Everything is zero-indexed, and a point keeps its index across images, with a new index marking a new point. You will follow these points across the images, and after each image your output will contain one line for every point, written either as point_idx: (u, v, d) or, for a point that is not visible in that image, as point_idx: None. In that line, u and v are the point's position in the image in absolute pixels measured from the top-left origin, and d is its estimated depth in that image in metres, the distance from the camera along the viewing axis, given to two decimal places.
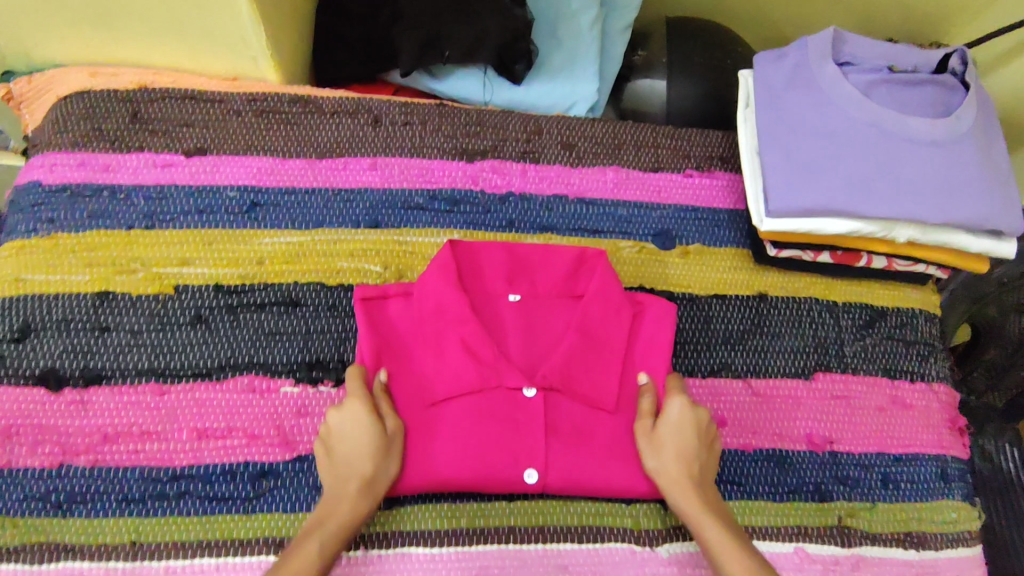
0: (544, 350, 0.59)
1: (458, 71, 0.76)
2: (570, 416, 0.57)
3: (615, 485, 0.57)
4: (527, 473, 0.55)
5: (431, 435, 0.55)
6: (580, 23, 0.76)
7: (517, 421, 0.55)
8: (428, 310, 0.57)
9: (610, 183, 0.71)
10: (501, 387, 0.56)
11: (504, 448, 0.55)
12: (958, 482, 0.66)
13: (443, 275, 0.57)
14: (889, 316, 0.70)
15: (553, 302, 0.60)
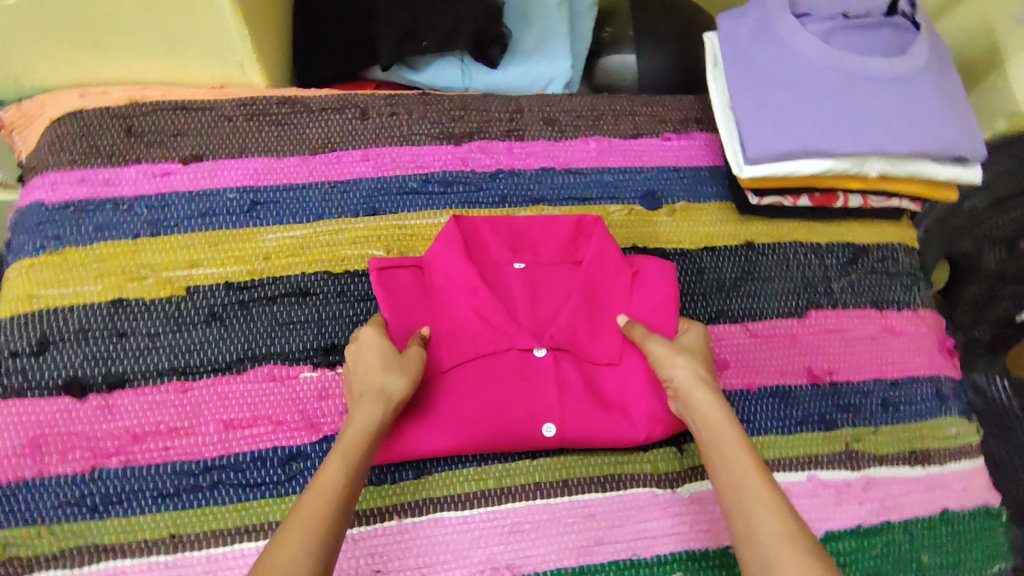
0: (550, 312, 0.62)
1: (436, 61, 0.79)
2: (579, 373, 0.59)
3: (629, 435, 0.59)
4: (544, 427, 0.57)
5: (451, 398, 0.57)
6: (546, 6, 0.79)
7: (531, 380, 0.58)
8: (439, 281, 0.61)
9: (594, 152, 0.74)
10: (513, 349, 0.59)
11: (521, 403, 0.58)
12: (955, 400, 0.69)
13: (451, 247, 0.60)
14: (871, 251, 0.74)
15: (557, 268, 0.64)
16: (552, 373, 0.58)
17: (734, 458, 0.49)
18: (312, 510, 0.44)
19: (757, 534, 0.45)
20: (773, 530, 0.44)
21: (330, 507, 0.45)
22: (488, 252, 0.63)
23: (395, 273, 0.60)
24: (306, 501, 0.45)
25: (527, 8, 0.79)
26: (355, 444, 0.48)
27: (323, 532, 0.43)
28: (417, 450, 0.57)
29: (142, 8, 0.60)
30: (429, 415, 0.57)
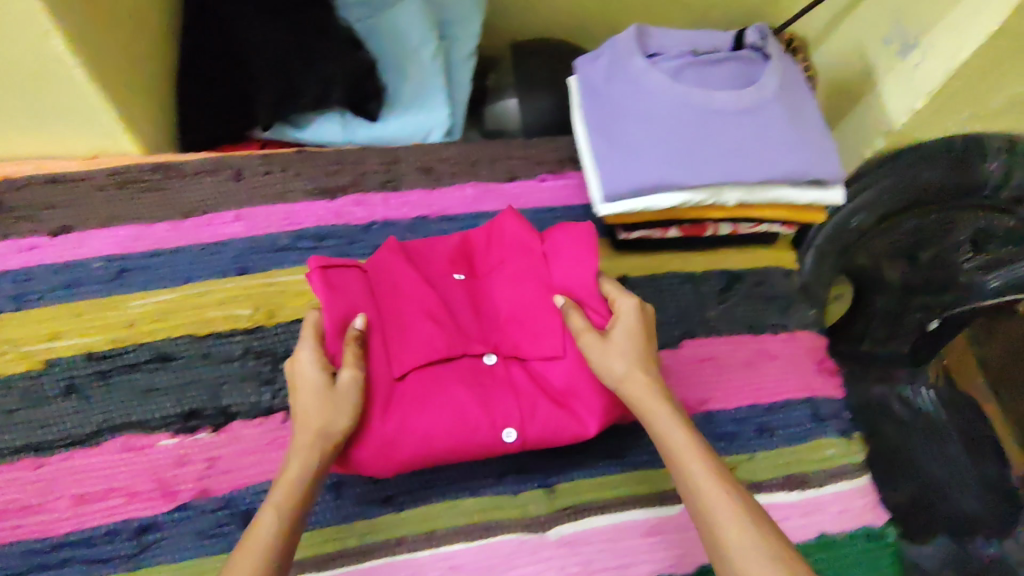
0: (495, 318, 0.61)
1: (318, 118, 0.80)
2: (532, 375, 0.58)
3: (587, 432, 0.56)
4: (506, 432, 0.55)
5: (408, 406, 0.53)
6: (422, 58, 0.79)
7: (485, 384, 0.56)
8: (385, 286, 0.58)
9: (469, 198, 0.75)
10: (466, 355, 0.57)
11: (482, 405, 0.54)
12: (832, 420, 0.69)
13: (394, 258, 0.59)
14: (745, 279, 0.75)
15: (496, 273, 0.63)
16: (505, 377, 0.57)
17: (691, 466, 0.47)
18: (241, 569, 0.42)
19: (727, 556, 0.43)
20: (744, 547, 0.43)
21: (261, 561, 0.43)
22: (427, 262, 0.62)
23: (337, 273, 0.57)
24: (234, 564, 0.42)
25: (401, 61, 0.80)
26: (288, 496, 0.45)
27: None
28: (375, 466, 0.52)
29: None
30: (384, 422, 0.52)
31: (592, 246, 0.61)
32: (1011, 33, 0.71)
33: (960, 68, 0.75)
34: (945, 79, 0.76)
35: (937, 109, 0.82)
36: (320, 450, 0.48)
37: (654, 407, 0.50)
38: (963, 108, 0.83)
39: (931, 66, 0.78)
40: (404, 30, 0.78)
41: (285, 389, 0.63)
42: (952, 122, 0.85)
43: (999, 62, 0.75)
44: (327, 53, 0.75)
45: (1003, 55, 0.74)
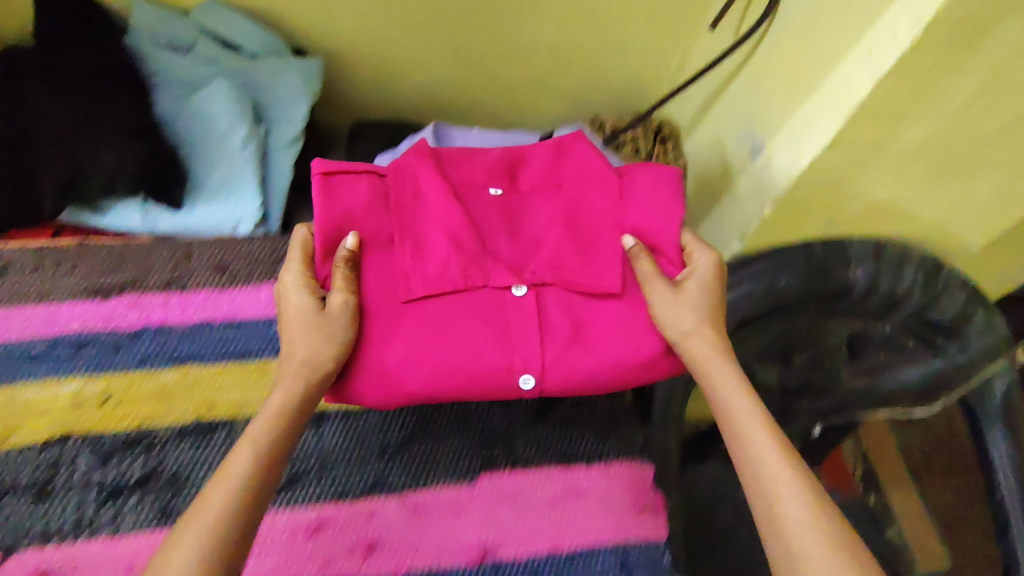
0: (531, 240, 0.59)
1: (116, 203, 0.73)
2: (564, 313, 0.56)
3: (616, 380, 0.55)
4: (523, 379, 0.53)
5: (421, 334, 0.53)
6: (231, 145, 0.73)
7: (507, 321, 0.55)
8: (405, 198, 0.57)
9: (263, 300, 0.68)
10: (489, 287, 0.56)
11: (496, 346, 0.53)
12: (643, 570, 0.61)
13: (423, 169, 0.58)
14: (562, 401, 0.70)
15: (538, 195, 0.60)
16: (530, 313, 0.55)
17: (749, 428, 0.52)
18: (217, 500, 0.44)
19: (783, 523, 0.47)
20: (797, 517, 0.47)
21: (228, 499, 0.44)
22: (463, 174, 0.59)
23: (350, 194, 0.55)
24: (210, 491, 0.45)
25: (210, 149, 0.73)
26: (271, 425, 0.49)
27: (226, 523, 0.44)
28: (382, 398, 0.53)
29: None
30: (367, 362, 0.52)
31: (673, 192, 0.58)
32: (848, 144, 0.65)
33: (801, 177, 0.69)
34: (787, 186, 0.71)
35: (790, 214, 0.76)
36: (309, 378, 0.51)
37: (716, 366, 0.55)
38: (819, 212, 0.77)
39: (775, 170, 0.73)
40: (212, 113, 0.72)
41: None
42: (811, 224, 0.79)
43: (843, 170, 0.69)
44: (113, 143, 0.68)
45: (844, 168, 0.68)
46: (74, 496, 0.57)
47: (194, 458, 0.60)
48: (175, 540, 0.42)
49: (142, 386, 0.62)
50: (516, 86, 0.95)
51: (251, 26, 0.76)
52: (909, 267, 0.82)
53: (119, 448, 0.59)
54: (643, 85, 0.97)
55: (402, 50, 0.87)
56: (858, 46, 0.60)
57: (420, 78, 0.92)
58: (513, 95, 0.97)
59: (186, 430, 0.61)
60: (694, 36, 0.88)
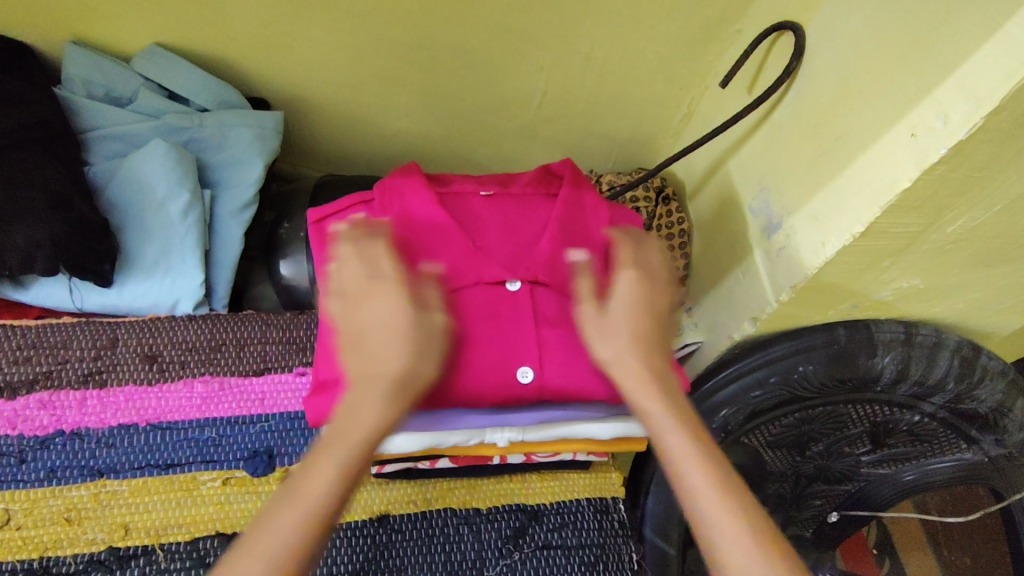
0: (530, 237, 0.55)
1: (37, 279, 0.64)
2: (562, 312, 0.53)
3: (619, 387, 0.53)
4: (520, 371, 0.51)
5: None
6: (169, 213, 0.64)
7: (503, 315, 0.52)
8: (393, 213, 0.55)
9: (197, 399, 0.59)
10: (481, 284, 0.53)
11: (489, 344, 0.51)
12: None
13: (411, 180, 0.56)
14: (544, 521, 0.59)
15: (529, 197, 0.58)
16: (525, 308, 0.52)
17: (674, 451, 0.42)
18: (280, 539, 0.37)
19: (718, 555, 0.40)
20: (736, 549, 0.39)
21: (293, 536, 0.37)
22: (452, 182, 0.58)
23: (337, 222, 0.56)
24: (283, 515, 0.38)
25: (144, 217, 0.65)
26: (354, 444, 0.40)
27: (295, 566, 0.37)
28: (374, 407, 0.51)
29: None
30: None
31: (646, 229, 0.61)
32: (879, 235, 0.57)
33: (822, 267, 0.60)
34: (808, 276, 0.62)
35: (808, 301, 0.67)
36: (393, 396, 0.41)
37: (650, 390, 0.44)
38: (841, 298, 0.68)
39: (794, 256, 0.63)
40: (148, 177, 0.64)
41: None
42: (833, 311, 0.70)
43: (871, 260, 0.61)
44: (30, 218, 0.57)
45: (876, 255, 0.60)
46: None
47: None
48: (242, 568, 0.36)
49: (46, 507, 0.54)
50: (504, 137, 0.86)
51: (203, 78, 0.70)
52: (943, 355, 0.73)
53: None
54: (646, 139, 0.88)
55: (379, 100, 0.79)
56: (897, 125, 0.52)
57: (398, 129, 0.83)
58: (500, 147, 0.88)
59: (97, 560, 0.53)
60: (703, 89, 0.80)
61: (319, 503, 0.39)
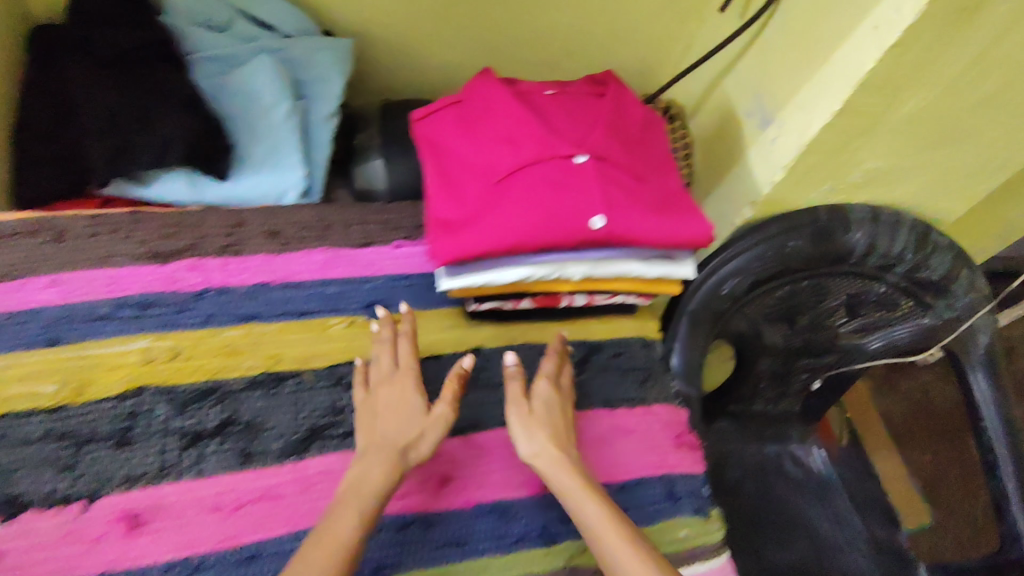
0: (589, 124, 0.68)
1: (162, 175, 0.76)
2: (620, 181, 0.65)
3: (669, 240, 0.65)
4: (592, 220, 0.62)
5: (503, 203, 0.62)
6: (275, 117, 0.77)
7: (574, 179, 0.63)
8: (479, 108, 0.68)
9: (317, 263, 0.72)
10: (555, 156, 0.64)
11: (566, 202, 0.62)
12: (686, 499, 0.67)
13: (492, 81, 0.68)
14: (604, 349, 0.73)
15: (583, 97, 0.71)
16: (592, 175, 0.64)
17: (585, 506, 0.55)
18: (319, 564, 0.47)
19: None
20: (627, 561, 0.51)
21: (336, 562, 0.48)
22: (522, 85, 0.70)
23: (435, 119, 0.68)
24: (313, 545, 0.49)
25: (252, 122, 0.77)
26: (364, 503, 0.52)
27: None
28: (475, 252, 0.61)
29: None
30: (469, 231, 0.61)
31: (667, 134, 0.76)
32: (853, 113, 0.73)
33: (810, 145, 0.76)
34: (797, 154, 0.78)
35: (797, 181, 0.82)
36: (394, 467, 0.55)
37: (566, 481, 0.56)
38: (822, 180, 0.84)
39: (786, 140, 0.79)
40: (257, 87, 0.76)
41: (86, 476, 0.58)
42: (815, 193, 0.87)
43: (847, 139, 0.77)
44: (162, 113, 0.72)
45: (851, 133, 0.76)
46: (155, 442, 0.60)
47: (266, 406, 0.63)
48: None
49: (209, 342, 0.65)
50: (532, 67, 1.00)
51: (286, 6, 0.82)
52: (903, 230, 0.90)
53: (194, 400, 0.62)
54: (651, 66, 1.03)
55: (428, 32, 0.91)
56: (865, 21, 0.68)
57: (441, 60, 0.96)
58: (527, 75, 1.02)
59: (257, 380, 0.64)
60: (702, 18, 0.95)
61: (337, 544, 0.49)
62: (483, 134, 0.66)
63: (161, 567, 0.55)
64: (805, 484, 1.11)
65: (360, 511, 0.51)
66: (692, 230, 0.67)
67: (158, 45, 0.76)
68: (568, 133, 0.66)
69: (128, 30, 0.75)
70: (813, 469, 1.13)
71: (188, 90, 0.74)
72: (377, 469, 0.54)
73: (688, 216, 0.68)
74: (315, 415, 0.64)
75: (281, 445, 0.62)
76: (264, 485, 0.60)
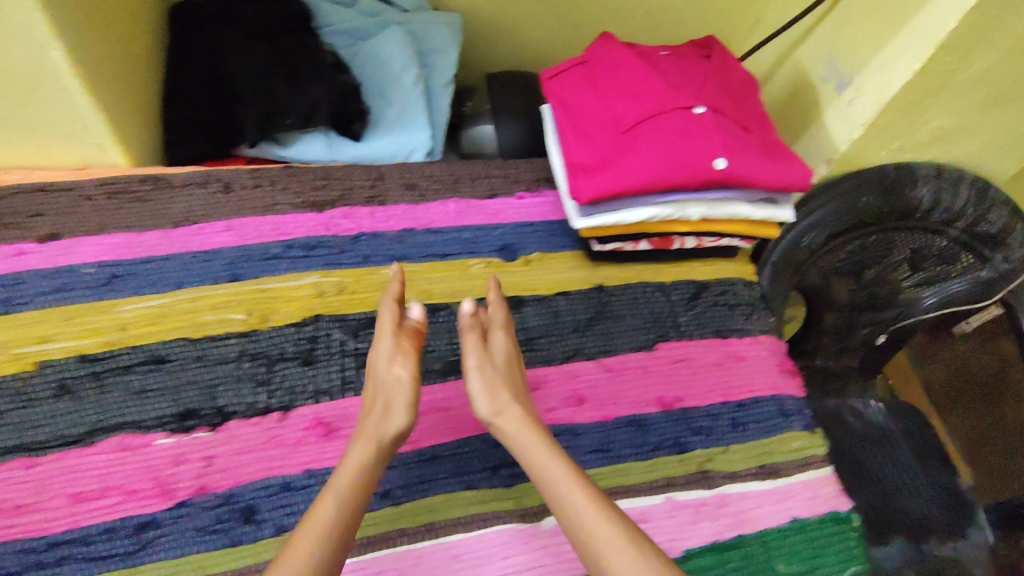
0: (701, 82, 0.76)
1: (303, 136, 0.82)
2: (733, 130, 0.73)
3: (782, 181, 0.72)
4: (716, 160, 0.69)
5: (635, 145, 0.69)
6: (403, 83, 0.85)
7: (696, 125, 0.70)
8: (604, 70, 0.76)
9: (452, 212, 0.79)
10: (678, 107, 0.71)
11: (692, 145, 0.69)
12: (797, 416, 0.75)
13: (613, 48, 0.77)
14: (712, 287, 0.81)
15: (691, 60, 0.79)
16: (711, 123, 0.71)
17: (548, 465, 0.52)
18: (307, 538, 0.47)
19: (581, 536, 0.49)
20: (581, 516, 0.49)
21: (327, 540, 0.47)
22: (638, 50, 0.78)
23: (563, 80, 0.77)
24: (319, 506, 0.49)
25: (384, 88, 0.85)
26: (350, 492, 0.50)
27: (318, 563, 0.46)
28: (613, 188, 0.67)
29: None
30: (607, 171, 0.68)
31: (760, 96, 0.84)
32: (930, 71, 0.81)
33: (889, 101, 0.85)
34: (877, 110, 0.86)
35: (873, 138, 0.91)
36: (376, 447, 0.54)
37: (526, 439, 0.54)
38: (893, 138, 0.92)
39: (864, 100, 0.87)
40: (387, 56, 0.85)
41: (281, 389, 0.65)
42: (886, 151, 0.94)
43: (921, 97, 0.85)
44: (313, 78, 0.80)
45: (924, 92, 0.84)
46: (336, 361, 0.67)
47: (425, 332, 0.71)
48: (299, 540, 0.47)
49: (370, 278, 0.73)
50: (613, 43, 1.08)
51: None
52: (965, 186, 0.98)
53: (364, 326, 0.70)
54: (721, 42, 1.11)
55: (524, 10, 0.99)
56: None
57: (532, 36, 1.04)
58: None
59: None
60: None
61: (331, 527, 0.48)
62: (609, 90, 0.74)
63: None
64: (865, 433, 1.12)
65: (346, 491, 0.50)
66: (800, 174, 0.73)
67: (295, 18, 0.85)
68: (685, 88, 0.74)
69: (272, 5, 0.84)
70: (871, 419, 1.15)
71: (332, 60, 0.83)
72: (360, 454, 0.53)
73: (794, 163, 0.75)
74: None
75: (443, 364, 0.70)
76: (432, 398, 0.68)
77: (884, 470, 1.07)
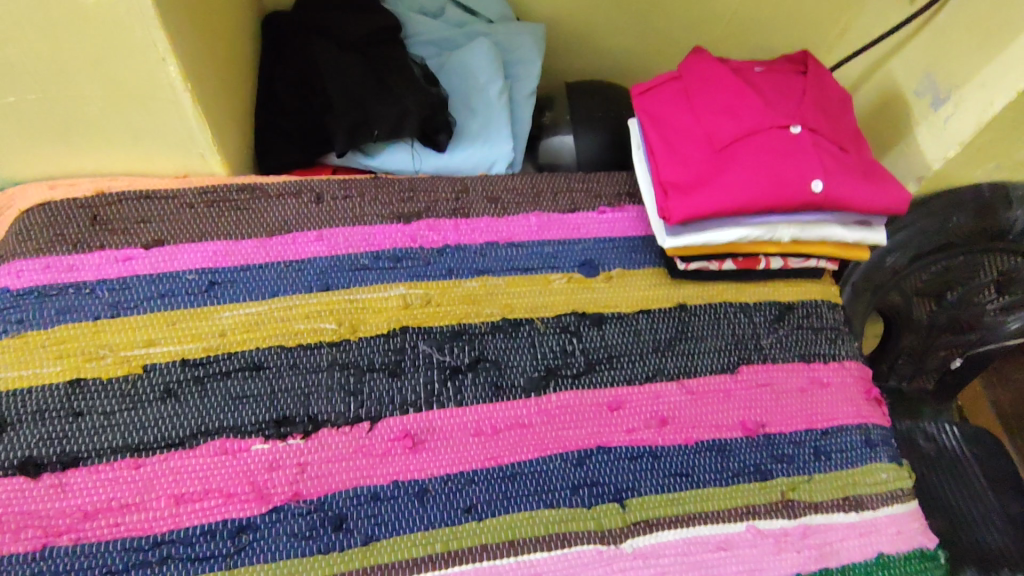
0: (797, 99, 0.75)
1: (388, 147, 0.84)
2: (830, 150, 0.71)
3: (882, 204, 0.70)
4: (812, 183, 0.68)
5: (729, 166, 0.69)
6: (488, 94, 0.88)
7: (793, 146, 0.70)
8: (697, 85, 0.76)
9: (534, 227, 0.79)
10: (773, 126, 0.71)
11: (788, 166, 0.68)
12: (883, 446, 0.73)
13: (708, 63, 0.77)
14: (796, 309, 0.79)
15: (787, 76, 0.78)
16: (809, 144, 0.70)
17: None
18: None
19: None
20: None
21: None
22: (733, 66, 0.78)
23: (656, 95, 0.78)
24: None
25: (470, 98, 0.89)
26: None
27: None
28: (707, 208, 0.67)
29: (108, 108, 0.68)
30: (700, 191, 0.68)
31: None
32: None
33: (990, 121, 0.81)
34: (975, 130, 0.82)
35: (967, 158, 0.87)
36: None
37: None
38: (989, 158, 0.88)
39: (961, 118, 0.83)
40: (474, 69, 0.89)
41: (369, 399, 0.66)
42: (980, 171, 0.91)
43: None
44: (404, 90, 0.82)
45: None
46: (422, 373, 0.68)
47: (509, 347, 0.71)
48: None
49: (454, 290, 0.73)
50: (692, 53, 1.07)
51: None
52: None
53: (449, 339, 0.71)
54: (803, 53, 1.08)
55: None
56: None
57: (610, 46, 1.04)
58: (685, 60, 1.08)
59: (498, 325, 0.72)
60: (861, 6, 0.99)
61: None
62: (703, 106, 0.74)
63: (442, 477, 0.64)
64: (936, 461, 1.03)
65: None
66: (901, 195, 0.70)
67: (386, 28, 0.88)
68: (781, 106, 0.73)
69: (365, 17, 0.87)
70: (945, 445, 1.05)
71: (422, 73, 0.86)
72: None
73: (895, 183, 0.72)
74: (549, 356, 0.71)
75: (526, 380, 0.69)
76: (516, 414, 0.68)
77: (954, 501, 0.99)
